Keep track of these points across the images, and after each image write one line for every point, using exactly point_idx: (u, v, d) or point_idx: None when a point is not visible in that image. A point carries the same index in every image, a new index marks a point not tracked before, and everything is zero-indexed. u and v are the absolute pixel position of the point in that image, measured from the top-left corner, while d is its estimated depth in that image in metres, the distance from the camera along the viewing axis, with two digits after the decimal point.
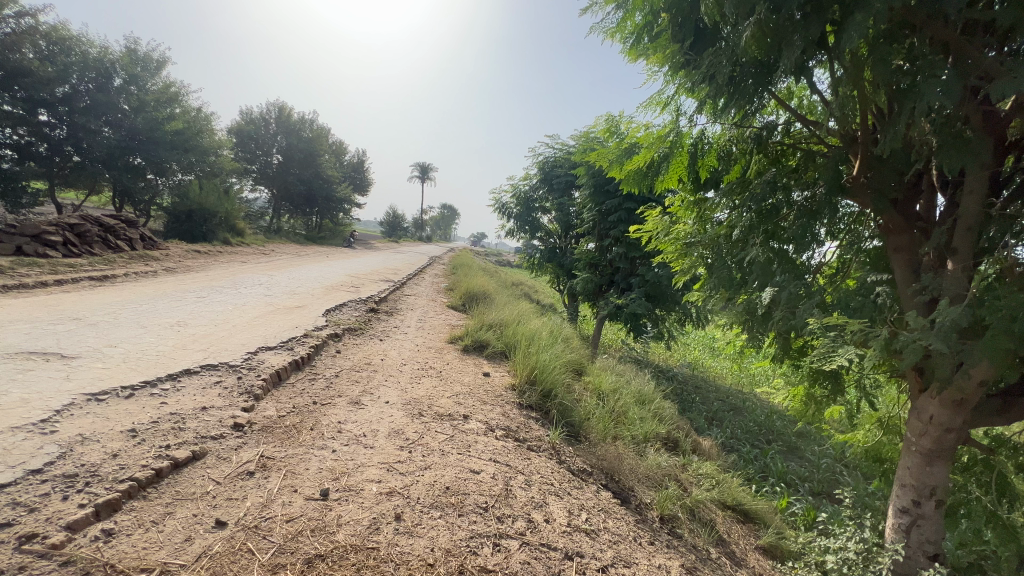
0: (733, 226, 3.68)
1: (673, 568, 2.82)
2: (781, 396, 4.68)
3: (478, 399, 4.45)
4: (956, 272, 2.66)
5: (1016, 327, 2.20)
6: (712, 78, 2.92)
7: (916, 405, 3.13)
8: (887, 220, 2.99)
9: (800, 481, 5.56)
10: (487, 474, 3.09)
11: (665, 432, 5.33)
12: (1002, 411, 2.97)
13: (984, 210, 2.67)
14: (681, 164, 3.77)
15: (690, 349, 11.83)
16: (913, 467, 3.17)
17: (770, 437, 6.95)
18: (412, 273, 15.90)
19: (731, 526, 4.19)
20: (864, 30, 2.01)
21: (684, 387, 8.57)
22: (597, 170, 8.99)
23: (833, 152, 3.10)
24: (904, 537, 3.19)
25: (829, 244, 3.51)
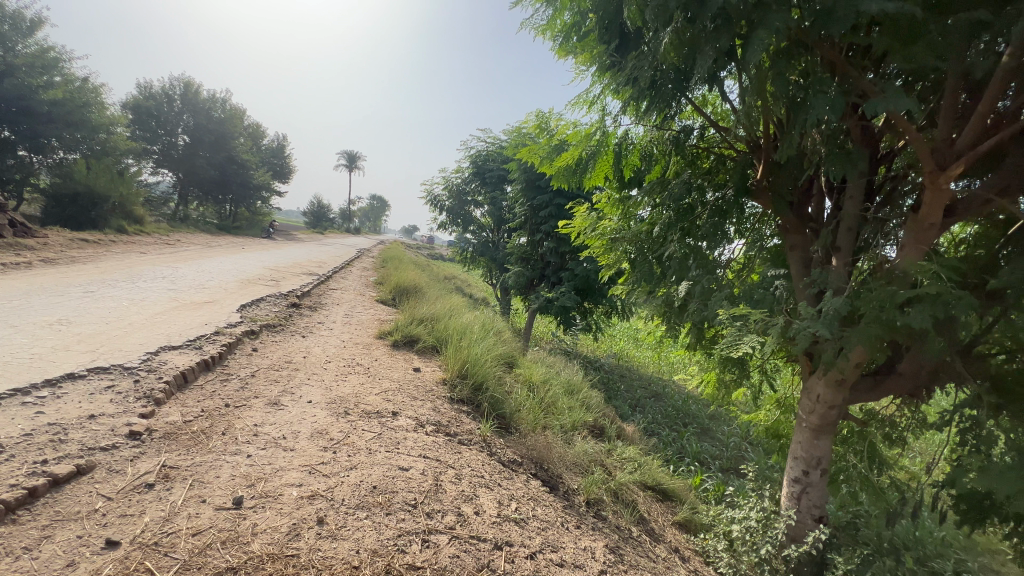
0: (654, 223, 3.89)
1: (597, 549, 2.96)
2: (695, 381, 5.05)
3: (408, 395, 4.36)
4: (839, 267, 3.02)
5: (884, 316, 2.55)
6: (634, 80, 3.07)
7: (806, 386, 3.52)
8: (785, 220, 3.33)
9: (711, 460, 6.06)
10: (417, 470, 3.05)
11: (592, 420, 5.57)
12: (873, 388, 3.44)
13: (861, 213, 3.07)
14: (607, 162, 3.95)
15: (616, 339, 12.39)
16: (803, 441, 3.55)
17: (686, 420, 7.50)
18: (340, 266, 15.24)
19: (651, 505, 4.48)
20: (766, 46, 2.20)
21: (610, 376, 9.00)
22: (529, 166, 9.24)
23: (740, 156, 3.37)
24: (795, 504, 3.59)
25: (737, 242, 3.82)
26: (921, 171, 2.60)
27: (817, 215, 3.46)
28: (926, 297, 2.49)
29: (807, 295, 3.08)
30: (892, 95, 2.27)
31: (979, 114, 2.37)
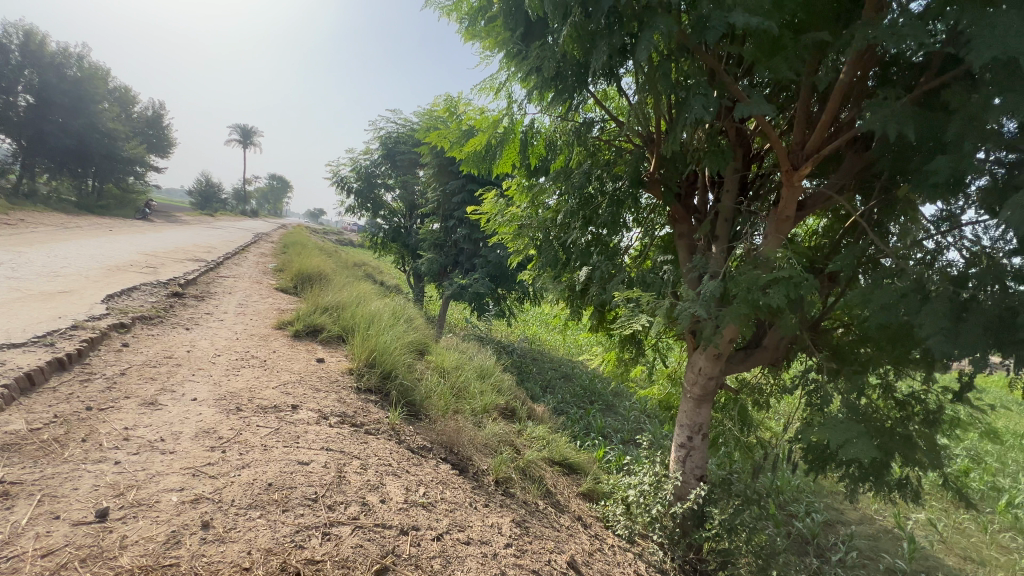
0: (559, 210, 4.05)
1: (504, 524, 3.08)
2: (598, 360, 5.38)
3: (311, 387, 4.15)
4: (717, 254, 3.39)
5: (750, 297, 2.93)
6: (539, 70, 3.14)
7: (690, 360, 3.92)
8: (674, 210, 3.66)
9: (614, 433, 6.53)
10: (318, 464, 2.92)
11: (504, 403, 5.72)
12: (744, 360, 3.92)
13: (736, 206, 3.46)
14: (514, 150, 4.02)
15: (529, 324, 12.75)
16: (688, 410, 3.97)
17: (592, 397, 7.99)
18: (233, 251, 13.91)
19: (558, 479, 4.74)
20: (652, 46, 2.37)
21: (522, 360, 9.27)
22: (441, 151, 9.18)
23: (635, 149, 3.62)
24: (681, 466, 4.02)
25: (634, 230, 4.12)
26: (779, 170, 3.01)
27: (701, 207, 3.85)
28: (782, 280, 2.89)
29: (691, 278, 3.44)
30: (756, 101, 2.58)
31: (822, 123, 2.80)
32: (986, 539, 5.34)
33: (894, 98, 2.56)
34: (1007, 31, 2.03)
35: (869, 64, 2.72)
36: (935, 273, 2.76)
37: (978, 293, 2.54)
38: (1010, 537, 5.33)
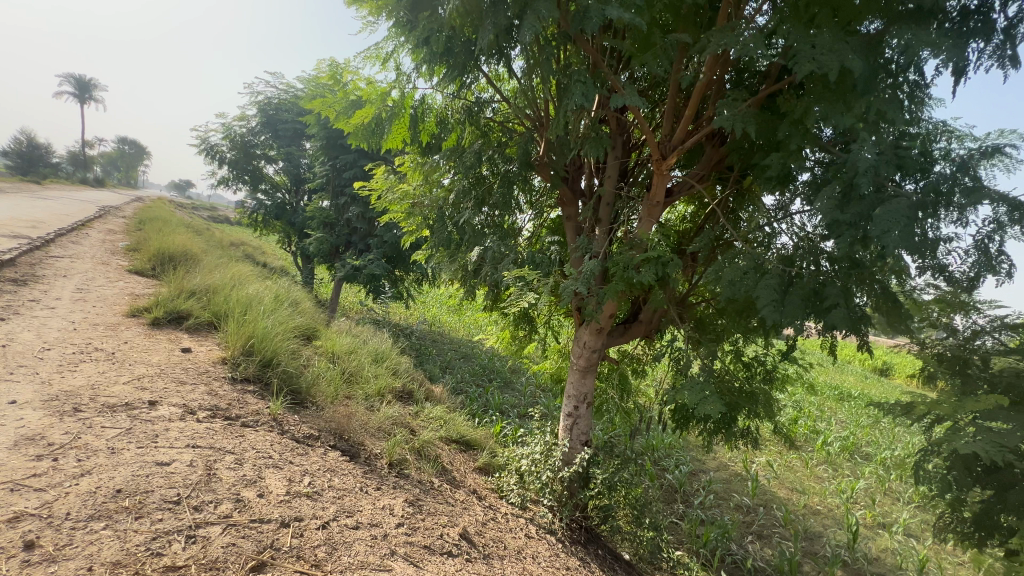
0: (451, 190, 4.05)
1: (397, 505, 3.07)
2: (493, 339, 5.54)
3: (173, 380, 3.69)
4: (600, 235, 3.68)
5: (624, 274, 3.24)
6: (427, 42, 3.07)
7: (577, 335, 4.28)
8: (563, 193, 3.88)
9: (510, 408, 6.78)
10: (182, 463, 2.64)
11: (400, 385, 5.63)
12: (624, 333, 4.35)
13: (616, 191, 3.77)
14: (405, 125, 3.91)
15: (428, 305, 12.59)
16: (575, 381, 4.33)
17: (491, 375, 8.19)
18: (69, 227, 11.69)
19: (454, 456, 4.83)
20: (535, 30, 2.44)
21: (421, 342, 9.16)
22: (328, 123, 8.64)
23: (525, 132, 3.76)
24: (568, 434, 4.37)
25: (526, 212, 4.29)
26: (651, 158, 3.33)
27: (589, 191, 4.13)
28: (651, 260, 3.23)
29: (576, 258, 3.70)
30: (629, 93, 2.80)
31: (686, 118, 3.14)
32: (805, 472, 6.56)
33: (741, 100, 2.93)
34: (823, 50, 2.42)
35: (724, 68, 3.08)
36: (770, 253, 3.26)
37: (799, 269, 3.05)
38: (822, 468, 6.61)
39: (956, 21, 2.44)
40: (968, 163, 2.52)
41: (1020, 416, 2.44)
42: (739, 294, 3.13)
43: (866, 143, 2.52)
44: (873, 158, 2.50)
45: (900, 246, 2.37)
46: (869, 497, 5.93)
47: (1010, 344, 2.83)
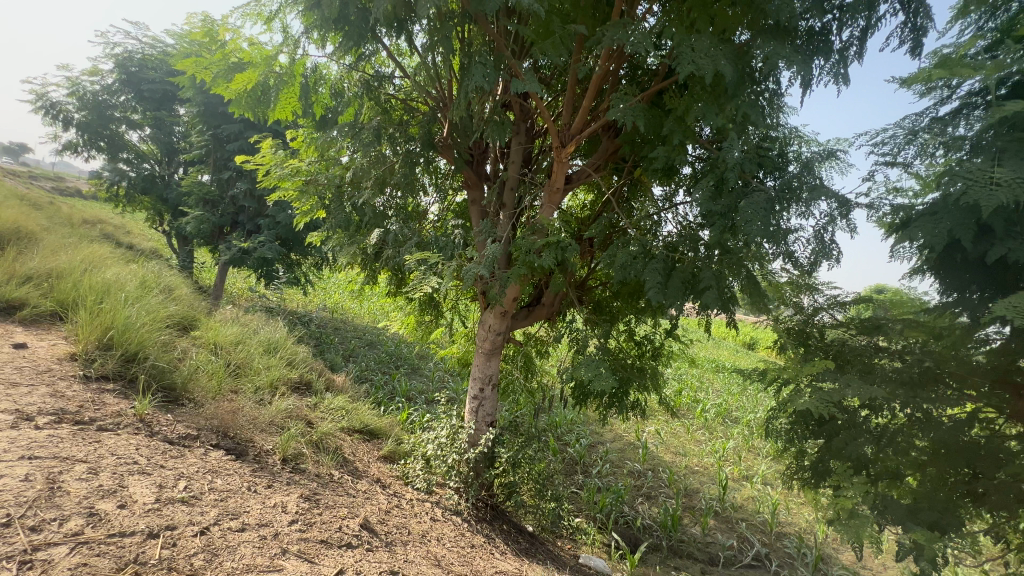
0: (349, 168, 3.85)
1: (291, 502, 2.91)
2: (398, 324, 5.41)
3: (2, 382, 3.09)
4: (504, 219, 3.77)
5: (526, 258, 3.36)
6: (318, 5, 2.84)
7: (482, 318, 4.44)
8: (467, 177, 3.92)
9: (418, 394, 6.70)
10: (15, 478, 2.24)
11: (296, 376, 5.28)
12: (527, 315, 4.58)
13: (519, 176, 3.89)
14: (295, 95, 3.63)
15: (329, 290, 11.89)
16: (480, 364, 4.47)
17: (398, 362, 7.99)
18: None
19: (357, 447, 4.67)
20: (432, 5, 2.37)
21: (322, 330, 8.65)
22: (206, 87, 7.69)
23: (428, 114, 3.75)
24: (474, 415, 4.48)
25: (431, 194, 4.25)
26: (551, 145, 3.46)
27: (494, 175, 4.18)
28: (551, 245, 3.36)
29: (480, 241, 3.75)
30: (528, 79, 2.85)
31: (583, 108, 3.28)
32: (687, 437, 7.36)
33: (632, 94, 3.12)
34: (700, 54, 2.65)
35: (619, 62, 3.26)
36: (657, 241, 3.56)
37: (681, 255, 3.37)
38: (700, 433, 7.46)
39: (804, 40, 2.81)
40: (812, 164, 2.93)
41: (841, 377, 2.95)
42: (629, 278, 3.38)
43: (734, 142, 2.84)
44: (739, 156, 2.83)
45: (758, 236, 2.72)
46: (736, 454, 6.83)
47: (841, 320, 3.34)
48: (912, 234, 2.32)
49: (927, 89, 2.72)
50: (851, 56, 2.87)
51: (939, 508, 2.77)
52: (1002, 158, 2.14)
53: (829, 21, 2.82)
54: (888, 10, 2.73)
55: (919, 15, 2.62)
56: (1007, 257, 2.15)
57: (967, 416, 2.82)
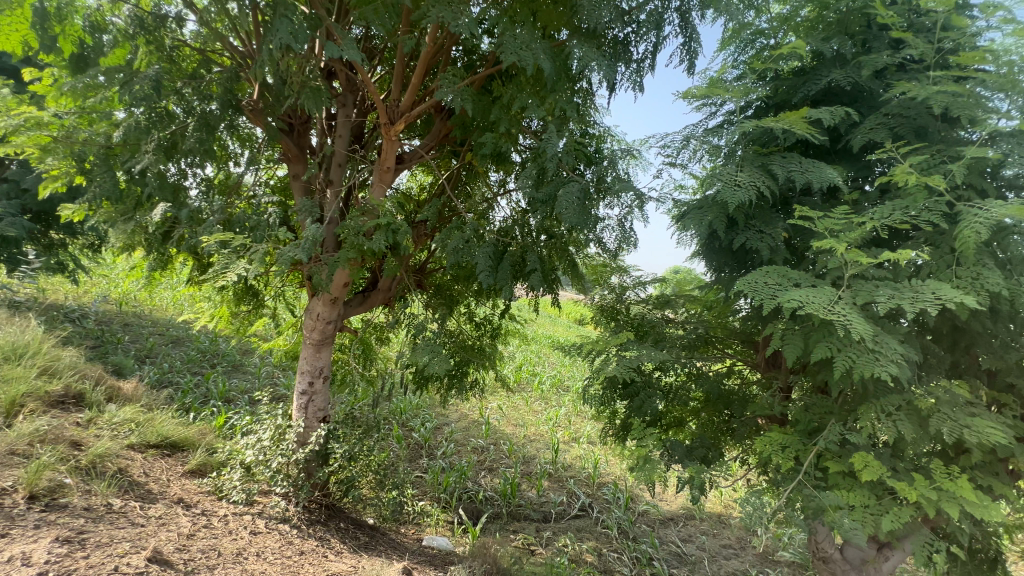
0: (119, 126, 3.10)
1: (38, 549, 2.39)
2: (207, 317, 4.65)
3: None
4: (329, 197, 3.50)
5: (353, 240, 3.15)
6: None
7: (309, 306, 4.10)
8: (286, 149, 3.54)
9: (239, 395, 5.88)
10: None
11: (59, 388, 4.16)
12: (362, 301, 4.40)
13: (347, 151, 3.65)
14: (28, 23, 2.77)
15: (114, 277, 9.61)
16: (309, 356, 4.14)
17: (213, 360, 6.88)
18: None
19: (153, 465, 3.90)
20: None
21: (104, 328, 6.97)
22: None
23: (229, 69, 3.19)
24: (303, 412, 4.13)
25: (242, 166, 3.72)
26: (379, 121, 3.29)
27: (319, 148, 3.84)
28: (382, 227, 3.20)
29: (302, 221, 3.40)
30: (347, 46, 2.62)
31: (412, 86, 3.18)
32: (526, 409, 7.93)
33: (459, 77, 3.11)
34: (521, 46, 2.75)
35: (449, 43, 3.23)
36: (489, 225, 3.67)
37: (510, 239, 3.53)
38: (537, 404, 8.09)
39: (609, 48, 3.12)
40: (617, 160, 3.32)
41: (640, 345, 3.45)
42: (462, 261, 3.42)
43: (552, 134, 3.03)
44: (557, 148, 3.04)
45: (572, 222, 2.99)
46: (566, 419, 7.60)
47: (644, 298, 3.95)
48: (685, 224, 2.78)
49: (700, 103, 3.27)
50: (645, 68, 3.29)
51: (707, 444, 3.46)
52: (743, 164, 2.66)
53: (629, 34, 3.19)
54: (670, 32, 3.17)
55: (692, 41, 3.12)
56: (746, 243, 2.72)
57: (726, 369, 3.75)
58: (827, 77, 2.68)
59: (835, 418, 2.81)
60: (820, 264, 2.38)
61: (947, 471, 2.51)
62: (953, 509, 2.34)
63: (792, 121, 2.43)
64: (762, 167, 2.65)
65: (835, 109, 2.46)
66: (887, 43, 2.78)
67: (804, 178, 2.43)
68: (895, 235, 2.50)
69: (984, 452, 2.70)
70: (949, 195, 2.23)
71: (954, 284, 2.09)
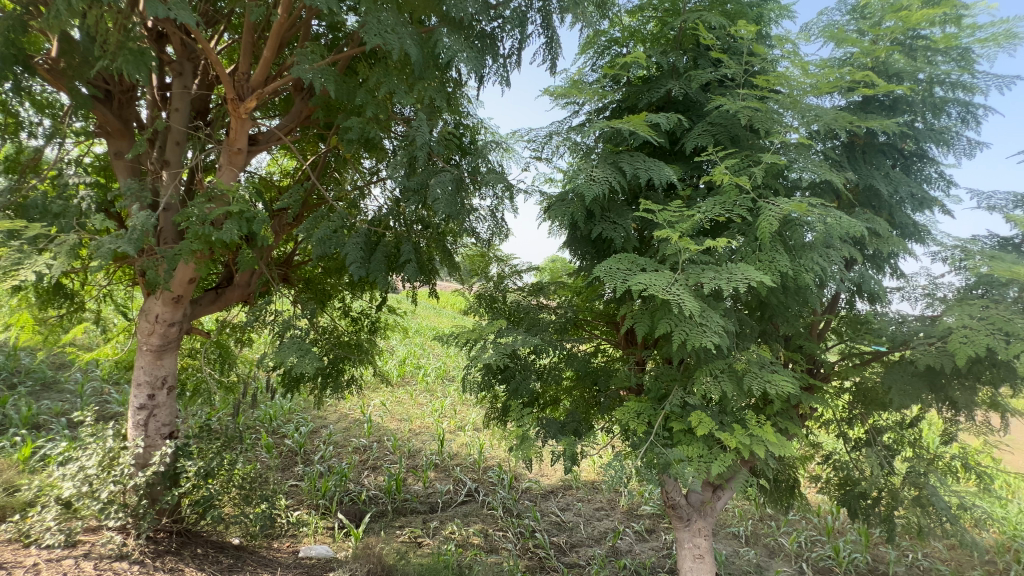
0: None
1: None
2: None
3: None
4: (164, 180, 3.05)
5: (196, 231, 2.78)
6: None
7: (145, 307, 3.54)
8: (104, 121, 3.00)
9: (53, 419, 4.85)
10: None
11: None
12: (215, 300, 3.93)
13: (185, 128, 3.21)
14: None
15: None
16: (147, 365, 3.59)
17: (12, 379, 5.55)
18: None
19: None
20: None
21: None
22: None
23: (11, 16, 2.57)
24: (142, 431, 3.58)
25: (40, 139, 3.05)
26: (225, 96, 2.94)
27: (149, 122, 3.33)
28: (233, 216, 2.87)
29: (128, 207, 2.92)
30: (176, 6, 2.27)
31: (264, 60, 2.89)
32: (411, 403, 7.79)
33: (318, 55, 2.89)
34: (386, 28, 2.65)
35: (305, 16, 2.99)
36: (360, 215, 3.51)
37: (383, 229, 3.42)
38: (422, 397, 8.00)
39: (476, 40, 3.17)
40: (488, 152, 3.40)
41: (516, 331, 3.61)
42: (330, 252, 3.21)
43: (422, 123, 2.99)
44: (428, 137, 3.01)
45: (445, 212, 2.99)
46: (452, 409, 7.64)
47: (520, 286, 4.13)
48: (551, 214, 2.97)
49: (563, 102, 3.48)
50: (512, 63, 3.40)
51: (577, 418, 3.76)
52: (598, 161, 2.91)
53: (495, 28, 3.26)
54: (534, 31, 3.32)
55: (554, 42, 3.30)
56: (602, 233, 3.01)
57: (594, 348, 4.09)
58: (665, 87, 3.04)
59: (677, 384, 3.26)
60: (661, 251, 2.72)
61: (758, 420, 3.07)
62: (761, 450, 2.87)
63: (636, 124, 2.72)
64: (614, 164, 2.93)
65: (670, 115, 2.81)
66: (711, 61, 3.24)
67: (647, 175, 2.75)
68: (717, 227, 2.96)
69: (783, 402, 3.35)
70: (753, 193, 2.70)
71: (756, 267, 2.55)
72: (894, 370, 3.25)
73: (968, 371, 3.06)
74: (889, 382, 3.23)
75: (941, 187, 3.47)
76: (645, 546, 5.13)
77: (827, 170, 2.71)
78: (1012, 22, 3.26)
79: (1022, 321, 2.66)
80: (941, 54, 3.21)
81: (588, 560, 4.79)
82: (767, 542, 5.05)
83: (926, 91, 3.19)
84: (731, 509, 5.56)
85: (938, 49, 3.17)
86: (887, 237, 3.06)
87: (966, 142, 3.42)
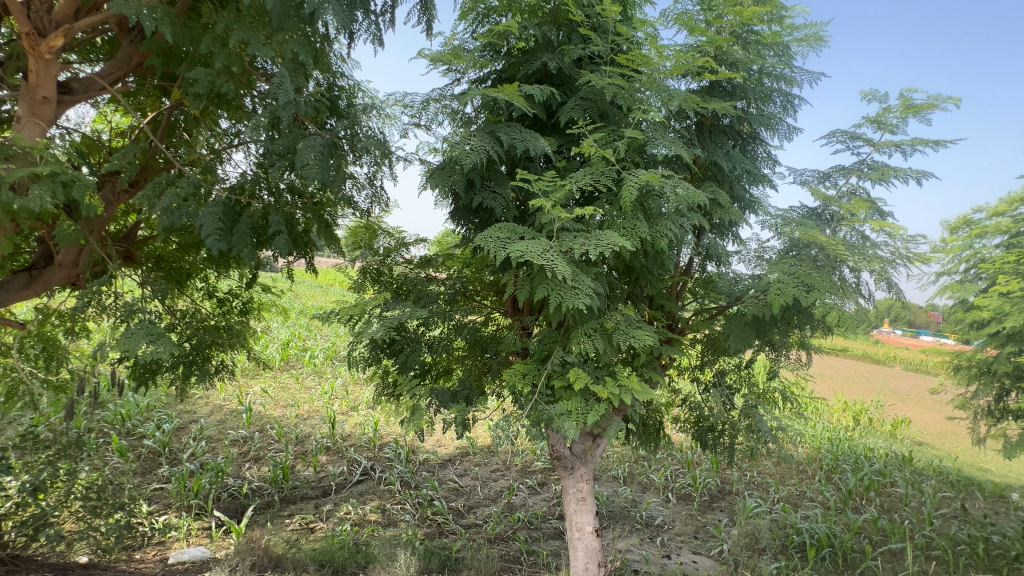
0: None
1: None
2: None
3: None
4: None
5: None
6: None
7: None
8: None
9: None
10: None
11: None
12: (29, 284, 3.31)
13: None
14: None
15: None
16: None
17: None
18: None
19: None
20: None
21: None
22: None
23: None
24: None
25: None
26: (16, 30, 2.38)
27: None
28: (42, 180, 2.37)
29: None
30: None
31: None
32: (296, 387, 7.33)
33: None
34: None
35: None
36: (216, 182, 3.12)
37: (245, 197, 3.08)
38: (309, 380, 7.56)
39: None
40: (362, 116, 3.21)
41: (401, 304, 3.53)
42: (179, 224, 2.82)
43: (284, 79, 2.71)
44: (291, 96, 2.74)
45: (315, 179, 2.78)
46: (343, 389, 7.35)
47: (407, 259, 4.05)
48: (431, 183, 2.94)
49: (442, 68, 3.40)
50: (385, 23, 3.22)
51: (468, 386, 3.84)
52: (475, 130, 2.92)
53: None
54: None
55: (429, 4, 3.19)
56: (482, 202, 3.06)
57: (484, 317, 4.18)
58: (540, 59, 3.12)
59: (557, 345, 3.49)
60: (537, 221, 2.86)
61: (627, 372, 3.42)
62: (629, 398, 3.22)
63: (509, 94, 2.76)
64: (491, 133, 2.97)
65: (543, 87, 2.89)
66: (582, 38, 3.39)
67: (521, 145, 2.83)
68: (589, 197, 3.18)
69: (647, 354, 3.77)
70: (618, 165, 2.93)
71: (621, 233, 2.81)
72: (732, 321, 3.82)
73: (783, 317, 3.70)
74: (729, 330, 3.80)
75: (768, 165, 4.07)
76: (537, 498, 5.50)
77: (678, 146, 3.03)
78: (819, 26, 3.87)
79: (819, 275, 3.26)
80: (769, 48, 3.72)
81: (485, 519, 5.04)
82: (640, 479, 5.75)
83: (757, 81, 3.69)
84: (610, 455, 6.20)
85: (766, 44, 3.67)
86: (727, 208, 3.54)
87: (787, 127, 4.04)
